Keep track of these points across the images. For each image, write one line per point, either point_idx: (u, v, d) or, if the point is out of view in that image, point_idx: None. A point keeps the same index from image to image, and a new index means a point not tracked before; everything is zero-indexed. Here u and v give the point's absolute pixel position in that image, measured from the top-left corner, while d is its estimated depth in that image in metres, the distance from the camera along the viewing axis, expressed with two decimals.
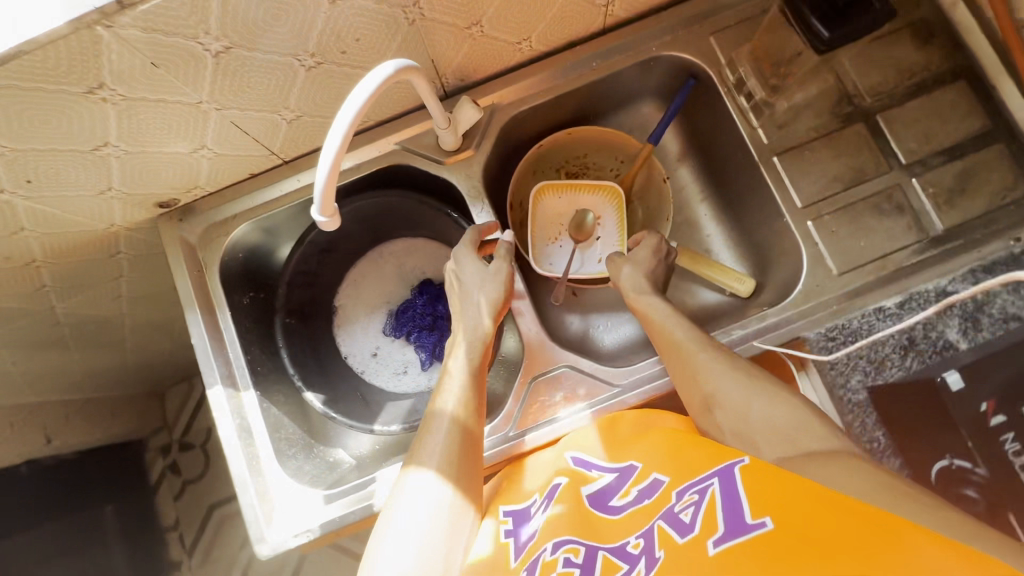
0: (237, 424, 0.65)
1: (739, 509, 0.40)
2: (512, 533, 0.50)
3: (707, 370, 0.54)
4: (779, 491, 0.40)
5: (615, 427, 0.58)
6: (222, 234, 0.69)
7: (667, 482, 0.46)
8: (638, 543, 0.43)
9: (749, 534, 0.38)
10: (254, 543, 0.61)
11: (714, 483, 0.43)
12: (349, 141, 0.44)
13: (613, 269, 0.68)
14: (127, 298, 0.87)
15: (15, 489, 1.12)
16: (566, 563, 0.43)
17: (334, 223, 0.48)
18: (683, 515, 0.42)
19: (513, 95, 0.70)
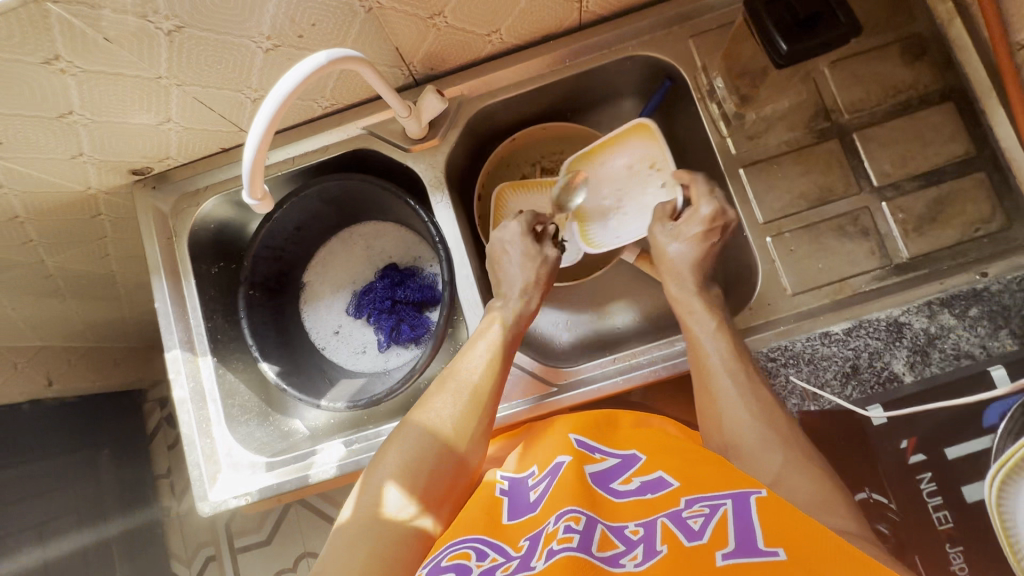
0: (191, 386, 0.68)
1: (752, 534, 0.40)
2: (508, 492, 0.55)
3: (739, 415, 0.54)
4: (793, 524, 0.40)
5: (615, 427, 0.61)
6: (193, 204, 0.71)
7: (677, 488, 0.47)
8: (638, 530, 0.45)
9: (758, 557, 0.38)
10: (197, 500, 0.64)
11: (727, 503, 0.43)
12: (267, 141, 0.47)
13: (658, 249, 0.65)
14: (116, 257, 0.92)
15: (18, 424, 1.21)
16: (566, 529, 0.44)
17: (267, 206, 0.53)
18: (692, 522, 0.43)
19: (483, 86, 0.70)
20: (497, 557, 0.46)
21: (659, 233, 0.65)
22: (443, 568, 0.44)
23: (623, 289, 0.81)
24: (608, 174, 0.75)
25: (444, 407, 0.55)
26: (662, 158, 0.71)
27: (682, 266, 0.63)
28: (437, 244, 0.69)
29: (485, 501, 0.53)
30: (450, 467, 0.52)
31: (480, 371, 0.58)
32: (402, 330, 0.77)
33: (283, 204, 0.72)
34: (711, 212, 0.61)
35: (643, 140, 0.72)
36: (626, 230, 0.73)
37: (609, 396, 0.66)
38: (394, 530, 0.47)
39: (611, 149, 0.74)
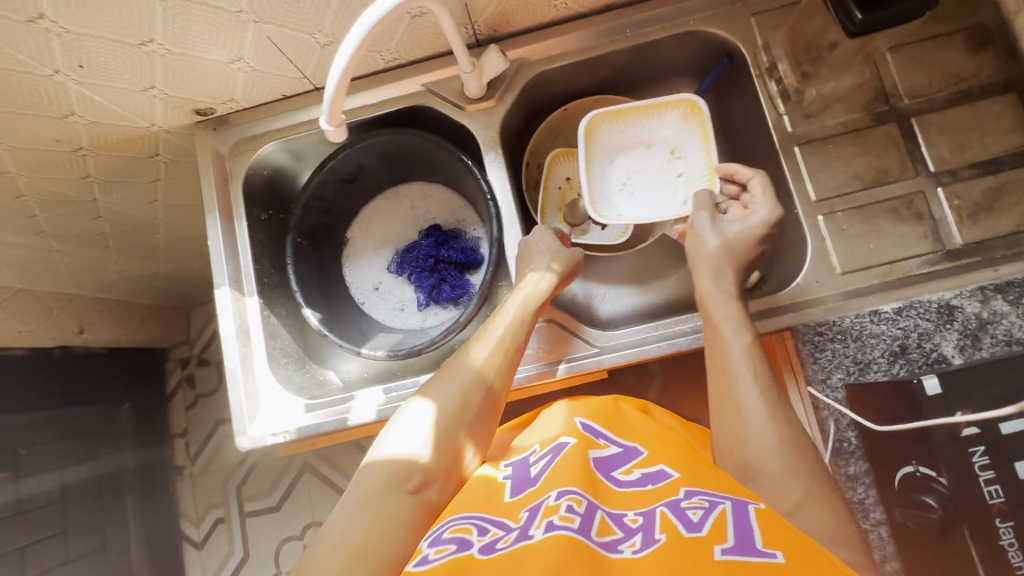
0: (237, 324, 0.69)
1: (751, 535, 0.41)
2: (511, 475, 0.56)
3: (758, 431, 0.52)
4: (783, 530, 0.42)
5: (620, 417, 0.64)
6: (250, 148, 0.73)
7: (678, 479, 0.50)
8: (637, 519, 0.47)
9: (757, 556, 0.39)
10: (236, 434, 0.66)
11: (727, 503, 0.45)
12: (342, 86, 0.50)
13: (697, 240, 0.64)
14: (162, 205, 0.94)
15: (49, 368, 1.24)
16: (568, 509, 0.46)
17: (340, 135, 0.56)
18: (692, 514, 0.45)
19: (544, 51, 0.71)
20: (496, 531, 0.47)
21: (691, 240, 0.65)
22: (446, 539, 0.47)
23: (662, 267, 0.81)
24: (624, 146, 0.76)
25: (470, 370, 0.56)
26: (689, 144, 0.73)
27: (699, 259, 0.63)
28: (488, 203, 0.71)
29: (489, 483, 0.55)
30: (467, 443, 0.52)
31: (512, 326, 0.60)
32: (439, 290, 0.78)
33: (339, 155, 0.74)
34: (773, 217, 0.62)
35: (677, 121, 0.74)
36: (625, 207, 0.74)
37: (650, 361, 0.66)
38: (397, 503, 0.45)
39: (643, 119, 0.74)
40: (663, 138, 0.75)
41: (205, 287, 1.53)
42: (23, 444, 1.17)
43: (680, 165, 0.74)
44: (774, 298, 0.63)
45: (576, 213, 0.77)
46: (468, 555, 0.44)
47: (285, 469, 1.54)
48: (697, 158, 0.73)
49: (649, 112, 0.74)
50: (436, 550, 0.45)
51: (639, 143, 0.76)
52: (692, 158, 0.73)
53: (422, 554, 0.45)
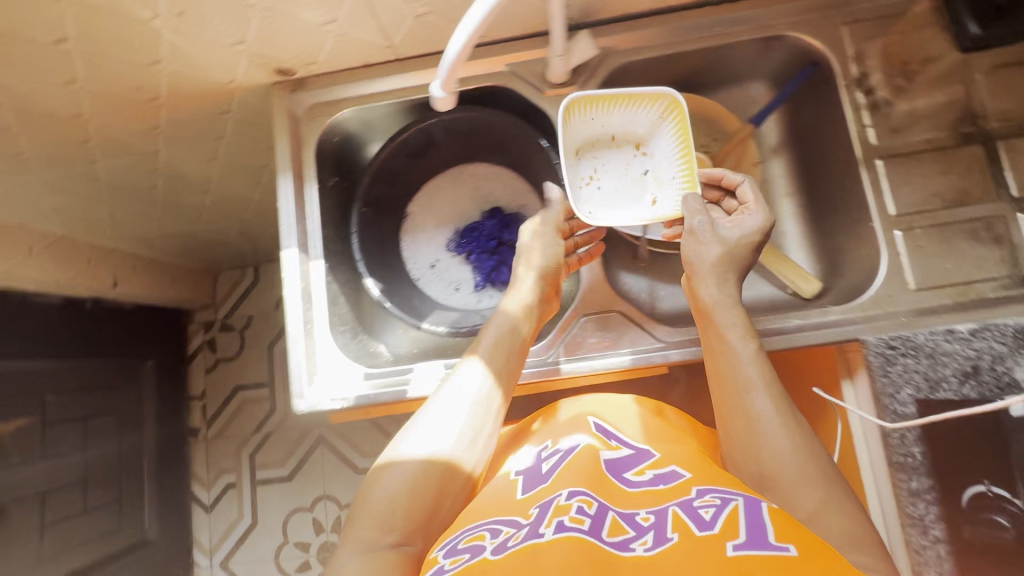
0: (301, 287, 0.69)
1: (763, 530, 0.44)
2: (523, 473, 0.60)
3: (773, 431, 0.54)
4: (798, 528, 0.45)
5: (632, 420, 0.68)
6: (326, 113, 0.74)
7: (689, 478, 0.54)
8: (649, 518, 0.49)
9: (769, 547, 0.42)
10: (294, 396, 0.66)
11: (739, 500, 0.48)
12: (467, 48, 0.53)
13: (694, 252, 0.63)
14: (220, 164, 0.94)
15: (80, 318, 1.25)
16: (579, 509, 0.49)
17: (449, 92, 0.60)
18: (703, 512, 0.47)
19: (629, 42, 0.70)
20: (508, 529, 0.49)
21: (688, 246, 0.64)
22: (460, 548, 0.48)
23: None
24: (595, 142, 0.71)
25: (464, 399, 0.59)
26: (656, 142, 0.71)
27: (701, 267, 0.63)
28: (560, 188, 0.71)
29: (503, 484, 0.59)
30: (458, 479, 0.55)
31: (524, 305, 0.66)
32: (499, 271, 0.79)
33: (413, 126, 0.74)
34: (767, 223, 0.62)
35: (649, 116, 0.69)
36: (593, 204, 0.70)
37: None
38: (383, 551, 0.49)
39: (615, 111, 0.69)
40: (631, 131, 0.71)
41: (234, 253, 1.52)
42: (50, 391, 1.18)
43: (646, 162, 0.71)
44: (849, 308, 0.63)
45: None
46: (482, 558, 0.45)
47: (300, 440, 1.55)
48: (664, 157, 0.70)
49: (626, 104, 0.68)
50: (451, 560, 0.46)
51: (608, 136, 0.71)
52: (658, 157, 0.70)
53: (438, 565, 0.46)
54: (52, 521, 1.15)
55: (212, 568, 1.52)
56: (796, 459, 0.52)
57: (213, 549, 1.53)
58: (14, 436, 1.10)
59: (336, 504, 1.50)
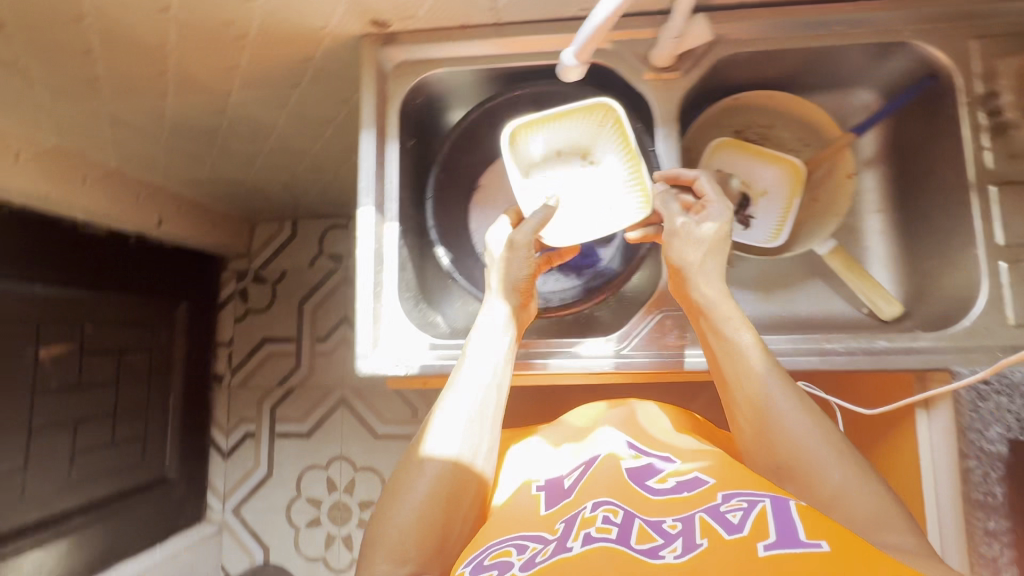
0: (374, 248, 0.67)
1: (794, 529, 0.42)
2: (543, 488, 0.59)
3: (789, 421, 0.54)
4: (830, 522, 0.43)
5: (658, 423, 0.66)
6: (415, 72, 0.72)
7: (713, 484, 0.51)
8: (676, 525, 0.46)
9: (802, 546, 0.40)
10: (358, 357, 0.65)
11: (766, 501, 0.46)
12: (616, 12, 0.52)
13: (685, 251, 0.61)
14: (288, 111, 0.92)
15: (122, 253, 1.25)
16: (604, 520, 0.48)
17: (581, 63, 0.61)
18: (731, 516, 0.45)
19: (741, 32, 0.66)
20: (535, 545, 0.48)
21: (675, 247, 0.62)
22: (486, 565, 0.46)
23: (792, 278, 0.78)
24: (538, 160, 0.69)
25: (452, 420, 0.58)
26: (602, 153, 0.68)
27: (690, 267, 0.61)
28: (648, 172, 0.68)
29: (525, 500, 0.57)
30: (463, 501, 0.55)
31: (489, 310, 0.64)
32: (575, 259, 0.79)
33: (507, 94, 0.73)
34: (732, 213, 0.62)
35: (591, 131, 0.67)
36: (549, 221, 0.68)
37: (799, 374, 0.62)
38: None
39: (554, 125, 0.67)
40: (574, 143, 0.69)
41: (275, 206, 1.51)
42: (89, 321, 1.18)
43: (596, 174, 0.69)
44: (941, 335, 0.61)
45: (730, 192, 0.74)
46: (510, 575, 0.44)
47: (322, 399, 1.55)
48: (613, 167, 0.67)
49: (565, 118, 0.66)
50: None
51: (552, 151, 0.69)
52: (608, 168, 0.68)
53: None
54: (81, 450, 1.17)
55: (224, 512, 1.54)
56: (813, 446, 0.53)
57: (226, 494, 1.55)
58: (54, 361, 1.11)
59: (351, 465, 1.51)
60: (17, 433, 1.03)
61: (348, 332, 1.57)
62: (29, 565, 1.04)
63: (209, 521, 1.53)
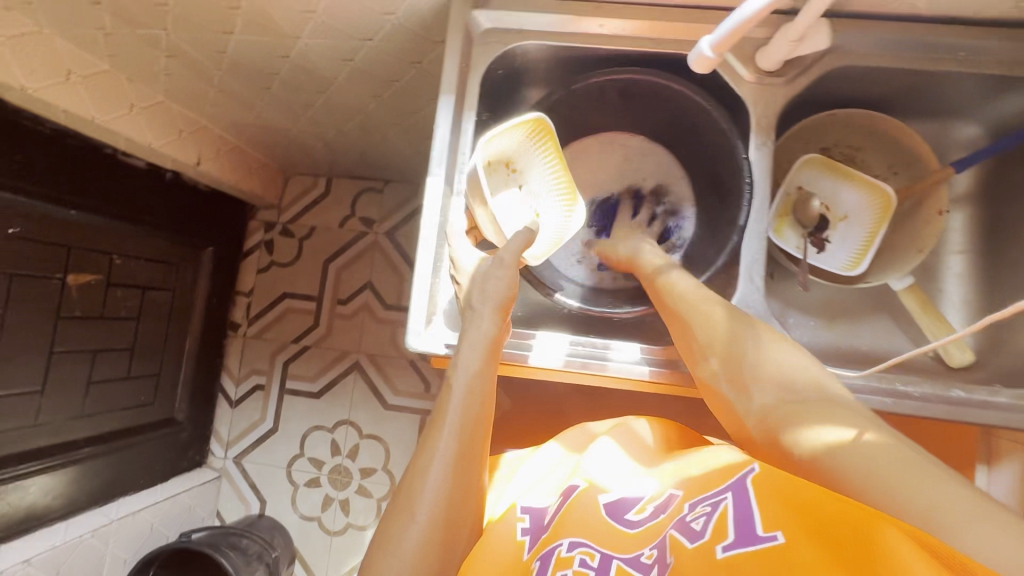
0: (439, 221, 0.65)
1: (751, 522, 0.40)
2: (528, 532, 0.55)
3: (744, 342, 0.53)
4: (790, 494, 0.40)
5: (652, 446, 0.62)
6: (503, 40, 0.68)
7: (681, 496, 0.49)
8: (652, 555, 0.44)
9: (758, 544, 0.38)
10: (411, 332, 0.63)
11: (727, 497, 0.43)
12: (764, 13, 0.51)
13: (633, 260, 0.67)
14: (352, 65, 0.89)
15: (158, 188, 1.22)
16: (581, 563, 0.45)
17: (705, 66, 0.59)
18: (694, 523, 0.43)
19: (857, 44, 0.62)
20: None
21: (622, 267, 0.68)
22: None
23: (858, 310, 0.74)
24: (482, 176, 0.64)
25: (437, 459, 0.52)
26: (523, 158, 0.67)
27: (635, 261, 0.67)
28: (740, 183, 0.64)
29: (507, 543, 0.54)
30: (459, 536, 0.53)
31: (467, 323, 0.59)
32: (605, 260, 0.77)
33: (591, 78, 0.67)
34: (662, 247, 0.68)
35: (519, 143, 0.66)
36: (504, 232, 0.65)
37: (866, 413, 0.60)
38: None
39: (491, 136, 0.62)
40: (497, 150, 0.65)
41: (314, 162, 1.48)
42: (117, 252, 1.16)
43: (519, 179, 0.68)
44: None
45: (809, 212, 0.72)
46: None
47: (336, 362, 1.54)
48: (536, 172, 0.68)
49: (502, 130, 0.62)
50: None
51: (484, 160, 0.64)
52: (531, 173, 0.68)
53: None
54: (96, 380, 1.16)
55: (225, 460, 1.54)
56: (777, 362, 0.51)
57: (229, 443, 1.54)
58: (80, 290, 1.09)
59: (357, 432, 1.50)
60: (36, 357, 1.02)
61: (369, 298, 1.55)
62: (35, 488, 1.04)
63: (210, 467, 1.53)
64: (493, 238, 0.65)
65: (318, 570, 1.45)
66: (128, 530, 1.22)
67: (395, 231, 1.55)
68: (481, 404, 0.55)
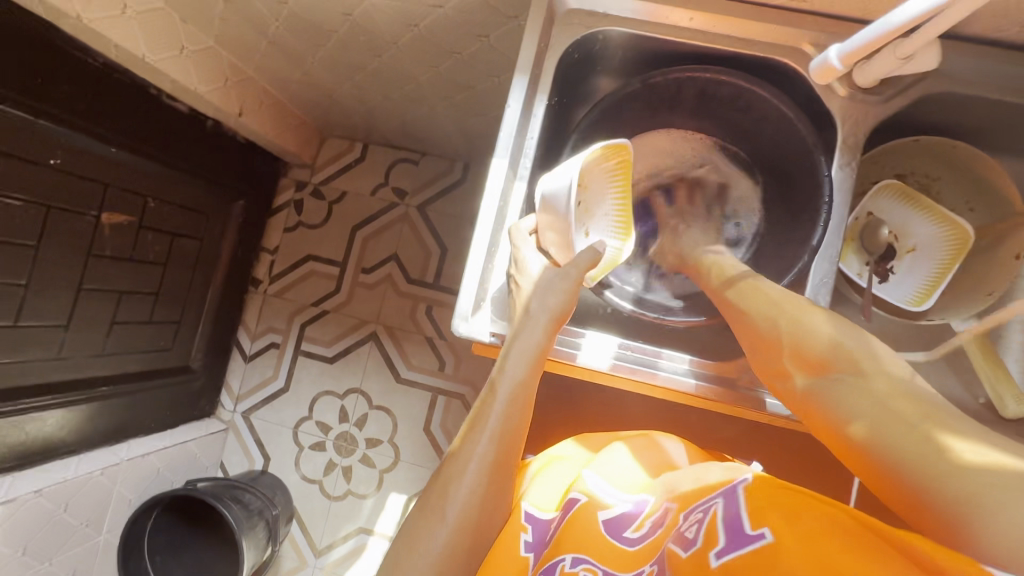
0: (499, 205, 0.63)
1: (740, 524, 0.47)
2: (531, 546, 0.55)
3: (842, 342, 0.51)
4: (779, 505, 0.47)
5: (647, 450, 0.65)
6: (585, 22, 0.64)
7: (675, 508, 0.54)
8: (651, 570, 0.50)
9: (749, 543, 0.45)
10: (458, 316, 0.62)
11: (719, 504, 0.50)
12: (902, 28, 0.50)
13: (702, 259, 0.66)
14: (415, 31, 0.86)
15: (198, 137, 1.20)
16: None
17: (823, 78, 0.59)
18: (688, 532, 0.49)
19: (962, 69, 0.59)
20: None
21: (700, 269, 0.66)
22: None
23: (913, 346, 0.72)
24: (560, 200, 0.56)
25: (473, 462, 0.52)
26: (592, 176, 0.60)
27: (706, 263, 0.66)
28: (818, 204, 0.61)
29: (513, 555, 0.54)
30: (486, 541, 0.53)
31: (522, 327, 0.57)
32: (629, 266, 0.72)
33: (672, 73, 0.63)
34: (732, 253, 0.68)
35: (593, 162, 0.59)
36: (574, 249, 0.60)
37: None
38: None
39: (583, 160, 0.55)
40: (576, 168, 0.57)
41: (353, 126, 1.45)
42: (153, 196, 1.15)
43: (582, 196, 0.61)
44: None
45: (878, 239, 0.68)
46: None
47: (354, 330, 1.53)
48: (599, 191, 0.62)
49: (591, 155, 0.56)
50: None
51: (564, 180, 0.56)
52: (595, 190, 0.61)
53: None
54: (119, 321, 1.16)
55: (234, 414, 1.54)
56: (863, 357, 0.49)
57: (240, 397, 1.55)
58: (112, 230, 1.08)
59: (367, 401, 1.50)
60: (65, 291, 1.02)
61: (393, 270, 1.53)
62: (52, 421, 1.05)
63: (218, 419, 1.54)
64: (556, 253, 0.60)
65: (313, 532, 1.46)
66: (138, 472, 1.23)
67: (427, 206, 1.53)
68: (522, 412, 0.54)
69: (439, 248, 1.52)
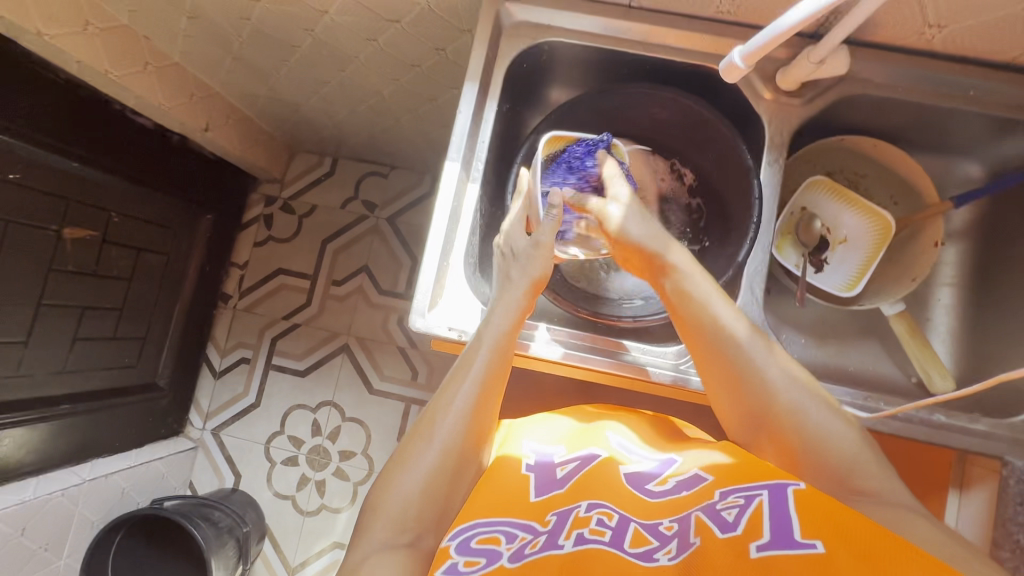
0: (452, 205, 0.66)
1: (788, 526, 0.44)
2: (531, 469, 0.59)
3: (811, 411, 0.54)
4: (832, 515, 0.44)
5: (665, 427, 0.68)
6: (532, 34, 0.69)
7: (712, 482, 0.53)
8: (672, 526, 0.50)
9: (798, 549, 0.42)
10: (415, 312, 0.64)
11: (764, 494, 0.48)
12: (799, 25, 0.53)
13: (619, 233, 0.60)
14: (375, 46, 0.90)
15: (163, 152, 1.21)
16: (599, 522, 0.50)
17: (732, 75, 0.62)
18: (727, 515, 0.47)
19: (872, 74, 0.65)
20: (525, 535, 0.50)
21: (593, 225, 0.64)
22: (472, 548, 0.48)
23: (848, 332, 0.76)
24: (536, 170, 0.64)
25: (455, 409, 0.56)
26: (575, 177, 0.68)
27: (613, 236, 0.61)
28: (748, 200, 0.66)
29: (515, 476, 0.57)
30: (467, 469, 0.55)
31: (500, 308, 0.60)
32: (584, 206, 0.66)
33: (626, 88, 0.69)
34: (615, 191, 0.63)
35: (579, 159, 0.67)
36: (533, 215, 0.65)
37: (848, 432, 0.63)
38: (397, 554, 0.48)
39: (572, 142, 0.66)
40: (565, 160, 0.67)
41: (321, 140, 1.47)
42: (117, 210, 1.15)
43: None
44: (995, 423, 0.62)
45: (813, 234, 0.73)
46: (500, 566, 0.45)
47: (325, 343, 1.53)
48: None
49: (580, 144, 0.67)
50: (466, 560, 0.46)
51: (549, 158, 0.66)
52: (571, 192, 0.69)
53: (452, 561, 0.46)
54: (82, 337, 1.14)
55: (203, 431, 1.52)
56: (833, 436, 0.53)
57: (209, 414, 1.53)
58: (75, 244, 1.08)
59: (340, 414, 1.50)
60: (24, 306, 1.00)
61: (365, 282, 1.54)
62: (9, 441, 1.02)
63: (187, 437, 1.51)
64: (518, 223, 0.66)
65: (287, 549, 1.44)
66: (101, 492, 1.20)
67: (396, 218, 1.55)
68: (502, 363, 0.58)
69: (410, 259, 1.54)
